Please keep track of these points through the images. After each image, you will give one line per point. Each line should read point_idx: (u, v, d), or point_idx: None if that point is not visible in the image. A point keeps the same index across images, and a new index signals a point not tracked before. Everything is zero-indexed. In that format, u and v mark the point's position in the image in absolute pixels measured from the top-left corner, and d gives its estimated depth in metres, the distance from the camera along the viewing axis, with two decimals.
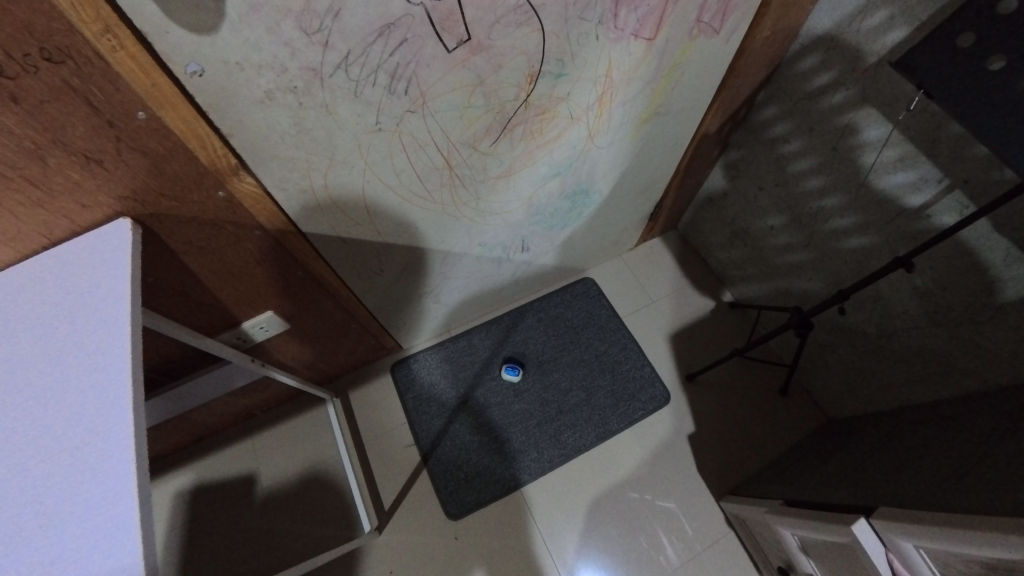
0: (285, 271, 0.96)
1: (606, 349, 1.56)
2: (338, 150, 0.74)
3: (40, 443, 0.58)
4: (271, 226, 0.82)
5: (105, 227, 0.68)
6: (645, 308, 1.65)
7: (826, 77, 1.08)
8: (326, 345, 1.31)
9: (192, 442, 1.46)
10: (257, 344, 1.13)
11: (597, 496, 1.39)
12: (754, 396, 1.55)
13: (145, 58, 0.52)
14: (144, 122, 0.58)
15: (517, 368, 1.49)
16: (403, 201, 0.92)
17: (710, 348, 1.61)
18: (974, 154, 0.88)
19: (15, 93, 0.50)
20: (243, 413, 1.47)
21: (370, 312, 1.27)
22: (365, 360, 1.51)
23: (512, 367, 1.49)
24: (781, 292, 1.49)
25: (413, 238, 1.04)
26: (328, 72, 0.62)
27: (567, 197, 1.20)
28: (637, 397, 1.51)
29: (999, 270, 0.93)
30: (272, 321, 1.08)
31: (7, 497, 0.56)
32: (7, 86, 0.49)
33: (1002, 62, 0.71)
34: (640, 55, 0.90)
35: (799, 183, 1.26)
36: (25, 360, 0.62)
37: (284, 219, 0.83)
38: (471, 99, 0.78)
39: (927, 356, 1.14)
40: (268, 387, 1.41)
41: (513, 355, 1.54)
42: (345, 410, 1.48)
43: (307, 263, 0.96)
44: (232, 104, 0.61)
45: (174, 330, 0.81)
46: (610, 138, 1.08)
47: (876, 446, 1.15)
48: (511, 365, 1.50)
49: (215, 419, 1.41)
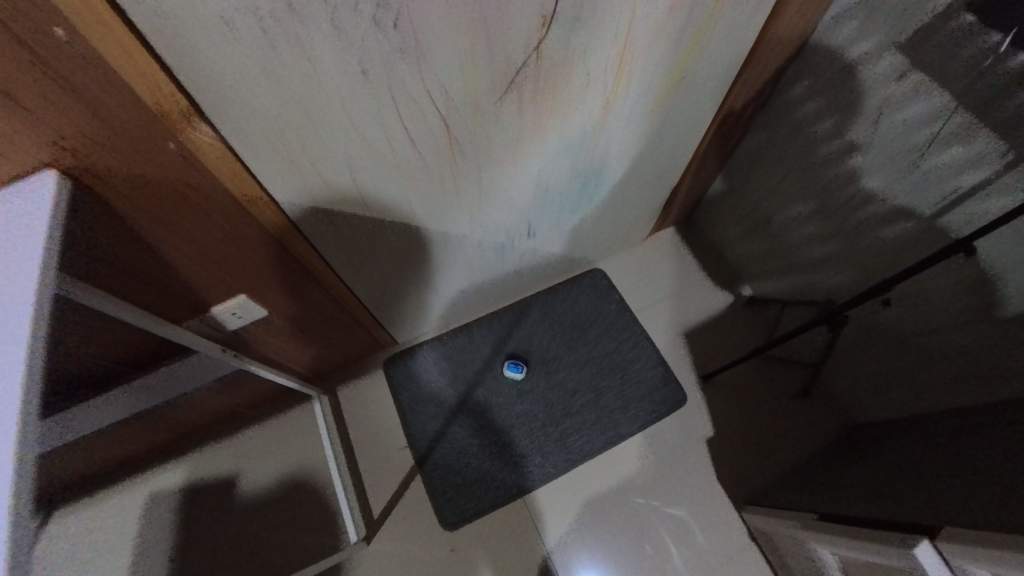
0: (256, 252, 0.84)
1: (615, 347, 1.43)
2: (316, 103, 0.64)
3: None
4: (238, 193, 0.71)
5: (27, 179, 0.55)
6: (657, 303, 1.53)
7: (869, 44, 0.96)
8: (311, 338, 1.19)
9: (172, 441, 1.26)
10: (233, 332, 1.02)
11: (600, 502, 1.29)
12: (777, 399, 1.42)
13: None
14: (68, 45, 0.47)
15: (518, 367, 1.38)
16: (391, 170, 0.80)
17: (727, 347, 1.49)
18: None
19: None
20: (213, 424, 1.31)
21: (359, 301, 1.15)
22: (355, 355, 1.39)
23: (513, 364, 1.38)
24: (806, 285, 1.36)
25: (403, 216, 0.92)
26: None
27: (578, 176, 1.08)
28: (649, 399, 1.37)
29: None
30: (249, 308, 0.96)
31: None
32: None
33: None
34: (667, 10, 0.79)
35: (829, 167, 1.15)
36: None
37: (253, 183, 0.71)
38: (473, 48, 0.67)
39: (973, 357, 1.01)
40: (241, 391, 1.25)
41: (515, 352, 1.42)
42: (332, 409, 1.37)
43: (281, 240, 0.84)
44: (182, 32, 0.50)
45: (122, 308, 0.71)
46: (625, 110, 0.96)
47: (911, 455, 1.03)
48: (512, 363, 1.38)
49: (179, 431, 1.24)
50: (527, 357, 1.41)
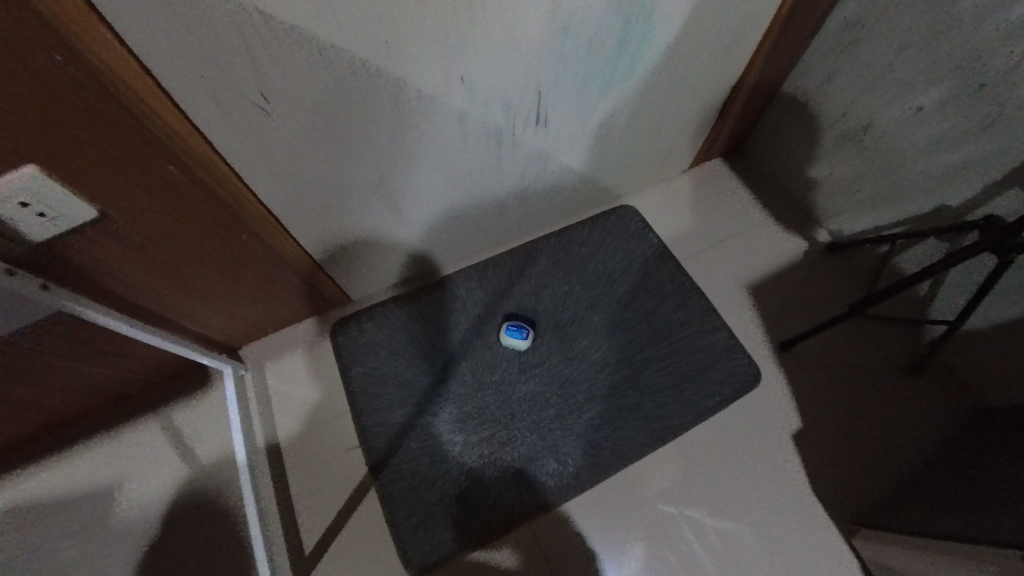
0: (13, 70, 0.42)
1: (658, 305, 1.03)
2: None
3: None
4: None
5: None
6: (708, 249, 1.13)
7: None
8: (206, 280, 0.77)
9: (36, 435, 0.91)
10: (42, 245, 0.59)
11: (647, 516, 0.88)
12: (890, 376, 1.01)
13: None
14: None
15: (523, 330, 0.95)
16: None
17: (808, 307, 1.08)
18: None
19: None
20: (69, 413, 0.91)
21: (278, 219, 0.72)
22: (291, 316, 0.97)
23: (517, 326, 0.96)
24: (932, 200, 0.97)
25: (314, 19, 0.50)
26: None
27: (620, 12, 0.66)
28: (708, 375, 0.97)
29: None
30: (55, 192, 0.53)
31: None
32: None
33: None
34: None
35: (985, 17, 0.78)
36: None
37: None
38: None
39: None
40: (98, 365, 0.84)
41: (517, 313, 1.00)
42: (256, 394, 0.96)
43: (65, 40, 0.42)
44: None
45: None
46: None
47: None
48: (514, 324, 0.96)
49: (5, 428, 0.84)
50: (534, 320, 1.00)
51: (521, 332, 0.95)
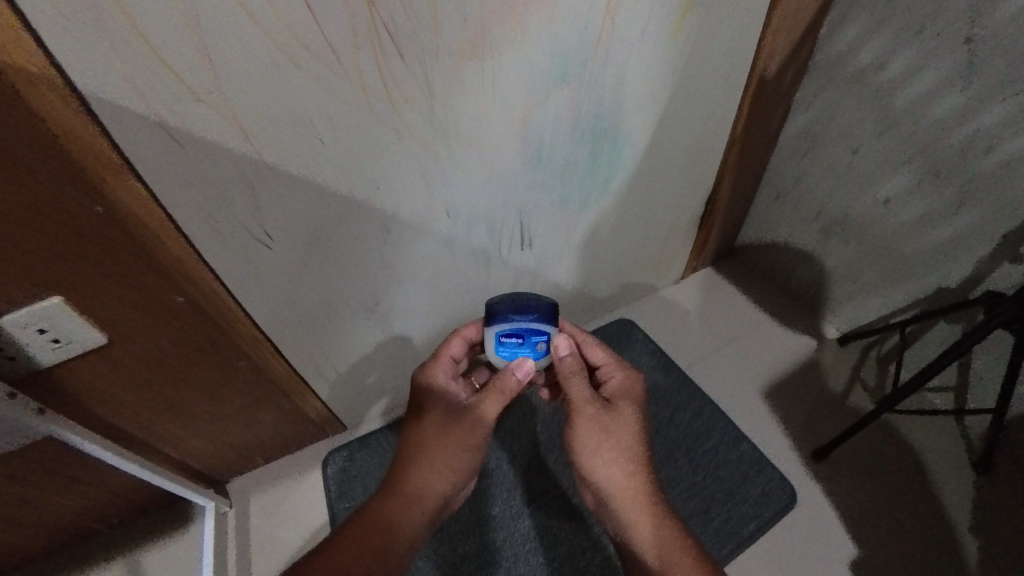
0: (43, 211, 0.49)
1: (671, 415, 0.97)
2: None
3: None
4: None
5: None
6: (717, 352, 1.11)
7: None
8: (191, 404, 0.76)
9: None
10: (48, 369, 0.61)
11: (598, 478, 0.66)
12: (948, 487, 0.89)
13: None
14: None
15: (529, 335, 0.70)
16: (279, 48, 0.48)
17: (829, 408, 1.02)
18: None
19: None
20: (25, 548, 0.82)
21: (271, 342, 0.74)
22: (283, 442, 0.92)
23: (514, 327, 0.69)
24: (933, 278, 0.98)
25: (312, 163, 0.57)
26: None
27: (585, 133, 0.74)
28: (739, 494, 0.88)
29: None
30: (69, 320, 0.57)
31: None
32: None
33: None
34: None
35: (923, 116, 0.88)
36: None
37: (28, 42, 0.39)
38: None
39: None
40: (69, 495, 0.79)
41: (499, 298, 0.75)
42: (237, 536, 0.87)
43: (102, 189, 0.49)
44: None
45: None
46: (637, 19, 0.67)
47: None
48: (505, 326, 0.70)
49: None
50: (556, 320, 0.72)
51: (527, 337, 0.69)
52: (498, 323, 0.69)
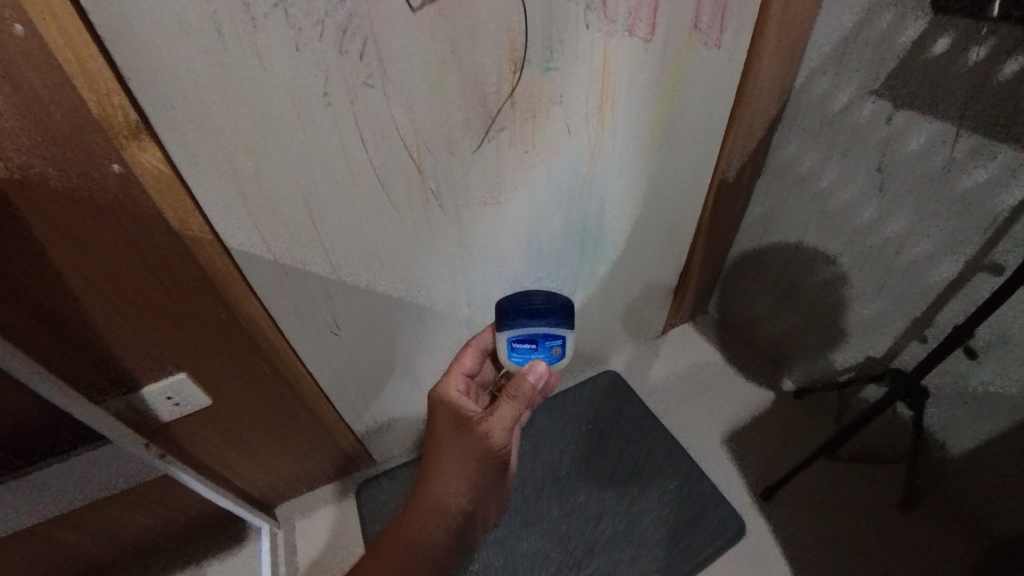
0: (186, 317, 0.70)
1: (645, 456, 1.18)
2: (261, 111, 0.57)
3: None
4: (176, 225, 0.61)
5: None
6: (688, 403, 1.31)
7: (848, 93, 0.97)
8: (260, 444, 0.96)
9: None
10: (165, 424, 0.81)
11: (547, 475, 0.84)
12: (877, 523, 1.06)
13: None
14: (22, 42, 0.44)
15: (537, 338, 0.86)
16: (358, 211, 0.71)
17: (781, 448, 1.22)
18: None
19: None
20: (109, 563, 1.00)
21: (327, 396, 0.95)
22: (324, 473, 1.12)
23: (522, 333, 0.85)
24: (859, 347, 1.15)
25: (369, 276, 0.79)
26: (262, 9, 0.51)
27: (575, 238, 0.97)
28: (698, 526, 1.07)
29: None
30: (188, 388, 0.78)
31: None
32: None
33: None
34: (640, 57, 0.78)
35: (851, 218, 1.05)
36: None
37: (197, 218, 0.61)
38: (441, 75, 0.63)
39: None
40: (157, 515, 0.98)
41: (511, 296, 0.91)
42: (288, 551, 1.07)
43: (228, 301, 0.71)
44: (131, 37, 0.48)
45: (6, 357, 0.57)
46: (611, 160, 0.89)
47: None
48: (515, 332, 0.86)
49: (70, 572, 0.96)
50: (560, 317, 0.87)
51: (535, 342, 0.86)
52: (510, 330, 0.86)
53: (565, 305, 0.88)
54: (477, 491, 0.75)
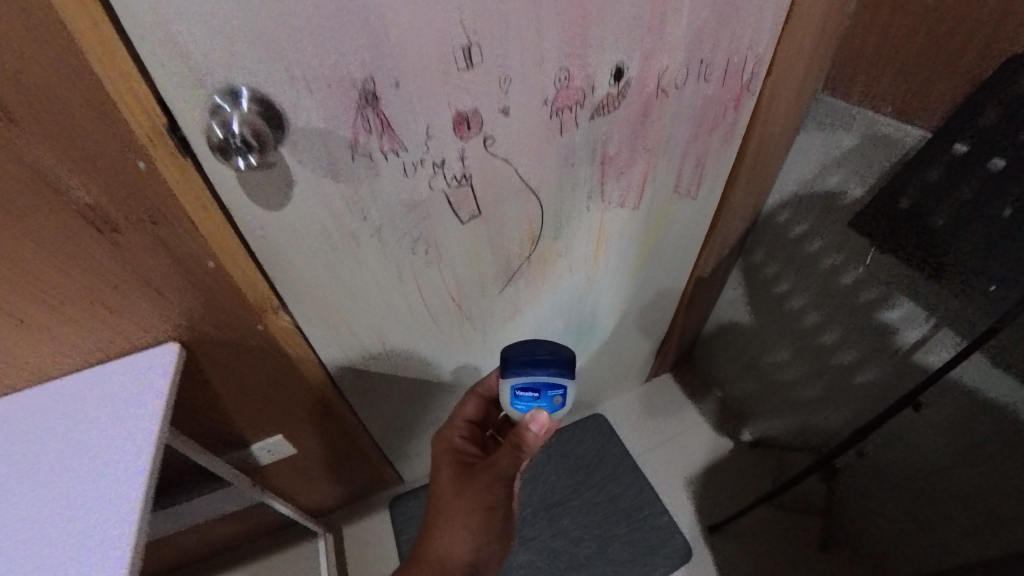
0: (286, 402, 0.98)
1: (620, 492, 1.47)
2: (353, 287, 0.81)
3: (93, 520, 0.65)
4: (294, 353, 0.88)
5: (151, 349, 0.78)
6: (660, 447, 1.58)
7: (804, 227, 1.19)
8: (322, 475, 1.26)
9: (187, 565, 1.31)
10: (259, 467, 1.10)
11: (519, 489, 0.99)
12: (796, 557, 1.35)
13: (208, 195, 0.61)
14: (212, 269, 0.70)
15: (540, 385, 0.90)
16: (410, 333, 0.96)
17: (732, 489, 1.50)
18: (928, 272, 0.96)
19: (88, 206, 0.59)
20: (202, 554, 1.30)
21: (375, 442, 1.23)
22: (364, 491, 1.42)
23: (526, 381, 0.90)
24: (797, 417, 1.42)
25: (414, 369, 1.06)
26: (362, 236, 0.75)
27: (572, 330, 1.22)
28: (656, 551, 1.37)
29: (992, 411, 0.89)
30: (279, 443, 1.07)
31: (33, 534, 0.65)
32: (88, 197, 0.58)
33: (1002, 163, 0.82)
34: (629, 216, 1.01)
35: (798, 321, 1.29)
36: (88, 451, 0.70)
37: (306, 349, 0.88)
38: (478, 251, 0.88)
39: (977, 504, 0.99)
40: (240, 523, 1.26)
41: (517, 346, 0.96)
42: (336, 550, 1.38)
43: (317, 393, 0.98)
44: (279, 261, 0.72)
45: (183, 445, 0.84)
46: (604, 280, 1.13)
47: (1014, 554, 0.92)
48: (519, 379, 0.91)
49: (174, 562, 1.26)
50: (563, 368, 0.90)
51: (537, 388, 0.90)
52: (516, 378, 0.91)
53: (568, 358, 0.93)
54: (479, 549, 0.91)
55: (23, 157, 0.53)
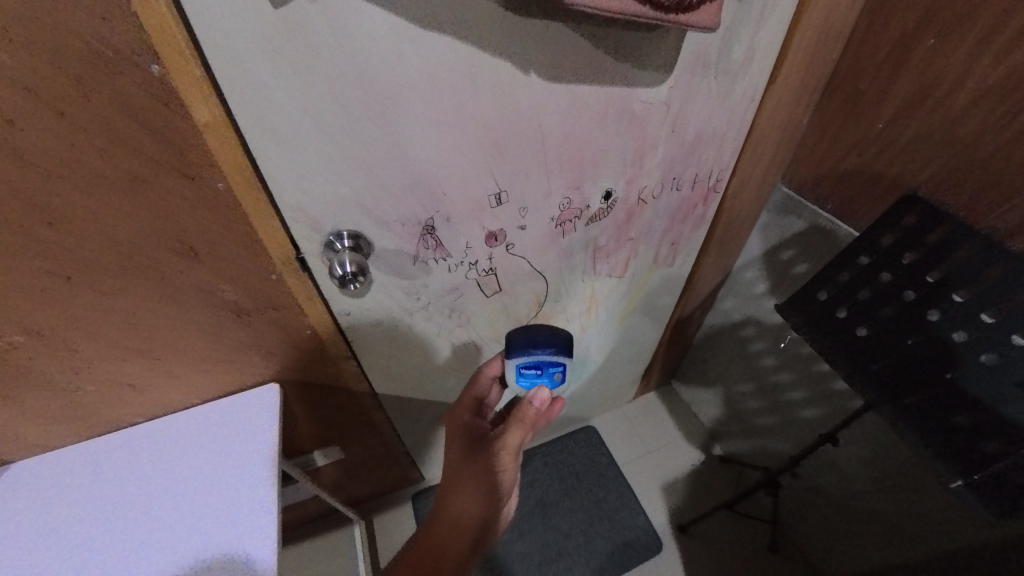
0: (340, 422, 1.25)
1: (604, 495, 1.74)
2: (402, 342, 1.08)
3: (203, 516, 0.92)
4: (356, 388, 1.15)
5: (243, 392, 1.06)
6: (641, 458, 1.86)
7: (763, 287, 1.43)
8: (360, 475, 1.54)
9: None
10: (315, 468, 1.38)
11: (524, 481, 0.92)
12: (749, 553, 1.64)
13: (314, 294, 0.88)
14: (308, 335, 0.97)
15: (541, 363, 0.96)
16: (440, 372, 1.23)
17: (700, 495, 1.78)
18: None
19: (234, 300, 0.85)
20: None
21: (404, 449, 1.52)
22: (391, 487, 1.71)
23: (529, 360, 0.96)
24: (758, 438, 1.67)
25: (440, 395, 1.33)
26: (413, 310, 1.01)
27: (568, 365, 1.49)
28: (632, 545, 1.65)
29: (892, 449, 1.14)
30: (333, 450, 1.34)
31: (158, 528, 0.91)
32: (236, 296, 0.85)
33: (890, 275, 0.97)
34: (615, 283, 1.26)
35: (758, 360, 1.53)
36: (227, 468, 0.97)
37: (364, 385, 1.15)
38: (496, 314, 1.15)
39: (887, 519, 1.24)
40: (292, 512, 1.55)
41: (517, 332, 1.01)
42: (368, 536, 1.67)
43: (367, 415, 1.26)
44: (354, 329, 0.99)
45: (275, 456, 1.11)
46: (596, 328, 1.39)
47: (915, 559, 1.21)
48: (523, 359, 0.96)
49: None
50: (561, 348, 0.97)
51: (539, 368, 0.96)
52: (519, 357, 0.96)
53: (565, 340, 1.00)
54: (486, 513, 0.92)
55: (202, 278, 0.80)
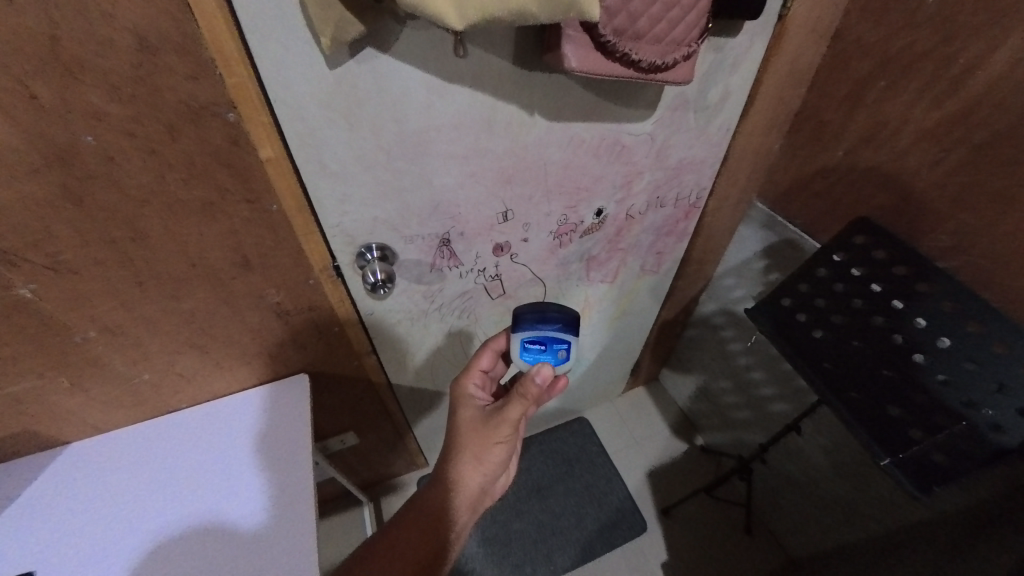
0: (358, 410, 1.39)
1: (595, 481, 1.89)
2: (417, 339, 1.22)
3: (224, 485, 1.06)
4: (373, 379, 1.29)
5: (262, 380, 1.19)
6: (629, 448, 2.02)
7: (740, 292, 1.59)
8: (371, 460, 1.68)
9: None
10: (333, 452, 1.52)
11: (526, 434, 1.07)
12: (724, 534, 1.81)
13: (346, 297, 1.03)
14: (337, 332, 1.11)
15: (546, 339, 1.11)
16: (448, 366, 1.38)
17: (682, 483, 1.94)
18: None
19: (277, 302, 0.99)
20: None
21: (413, 436, 1.66)
22: (399, 472, 1.86)
23: (535, 335, 1.10)
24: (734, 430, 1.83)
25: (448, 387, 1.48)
26: (428, 311, 1.15)
27: None
28: (618, 525, 1.81)
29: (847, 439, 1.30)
30: (350, 435, 1.48)
31: (184, 496, 1.04)
32: (279, 299, 0.99)
33: (840, 285, 1.13)
34: (607, 288, 1.41)
35: (733, 358, 1.69)
36: (263, 447, 1.10)
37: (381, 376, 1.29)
38: (500, 315, 1.30)
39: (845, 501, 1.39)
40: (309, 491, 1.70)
41: (526, 307, 1.15)
42: (377, 515, 1.81)
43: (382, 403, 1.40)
44: (376, 326, 1.13)
45: None
46: (588, 328, 1.54)
47: (862, 537, 1.37)
48: (530, 334, 1.10)
49: None
50: (567, 325, 1.11)
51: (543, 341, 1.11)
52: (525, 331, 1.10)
53: (572, 317, 1.13)
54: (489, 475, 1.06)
55: (251, 284, 0.94)
